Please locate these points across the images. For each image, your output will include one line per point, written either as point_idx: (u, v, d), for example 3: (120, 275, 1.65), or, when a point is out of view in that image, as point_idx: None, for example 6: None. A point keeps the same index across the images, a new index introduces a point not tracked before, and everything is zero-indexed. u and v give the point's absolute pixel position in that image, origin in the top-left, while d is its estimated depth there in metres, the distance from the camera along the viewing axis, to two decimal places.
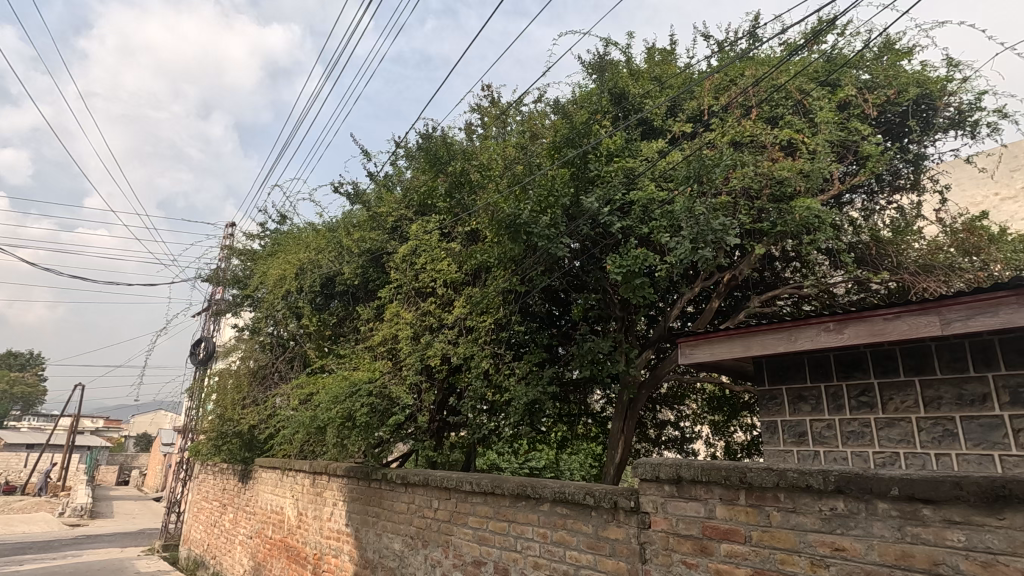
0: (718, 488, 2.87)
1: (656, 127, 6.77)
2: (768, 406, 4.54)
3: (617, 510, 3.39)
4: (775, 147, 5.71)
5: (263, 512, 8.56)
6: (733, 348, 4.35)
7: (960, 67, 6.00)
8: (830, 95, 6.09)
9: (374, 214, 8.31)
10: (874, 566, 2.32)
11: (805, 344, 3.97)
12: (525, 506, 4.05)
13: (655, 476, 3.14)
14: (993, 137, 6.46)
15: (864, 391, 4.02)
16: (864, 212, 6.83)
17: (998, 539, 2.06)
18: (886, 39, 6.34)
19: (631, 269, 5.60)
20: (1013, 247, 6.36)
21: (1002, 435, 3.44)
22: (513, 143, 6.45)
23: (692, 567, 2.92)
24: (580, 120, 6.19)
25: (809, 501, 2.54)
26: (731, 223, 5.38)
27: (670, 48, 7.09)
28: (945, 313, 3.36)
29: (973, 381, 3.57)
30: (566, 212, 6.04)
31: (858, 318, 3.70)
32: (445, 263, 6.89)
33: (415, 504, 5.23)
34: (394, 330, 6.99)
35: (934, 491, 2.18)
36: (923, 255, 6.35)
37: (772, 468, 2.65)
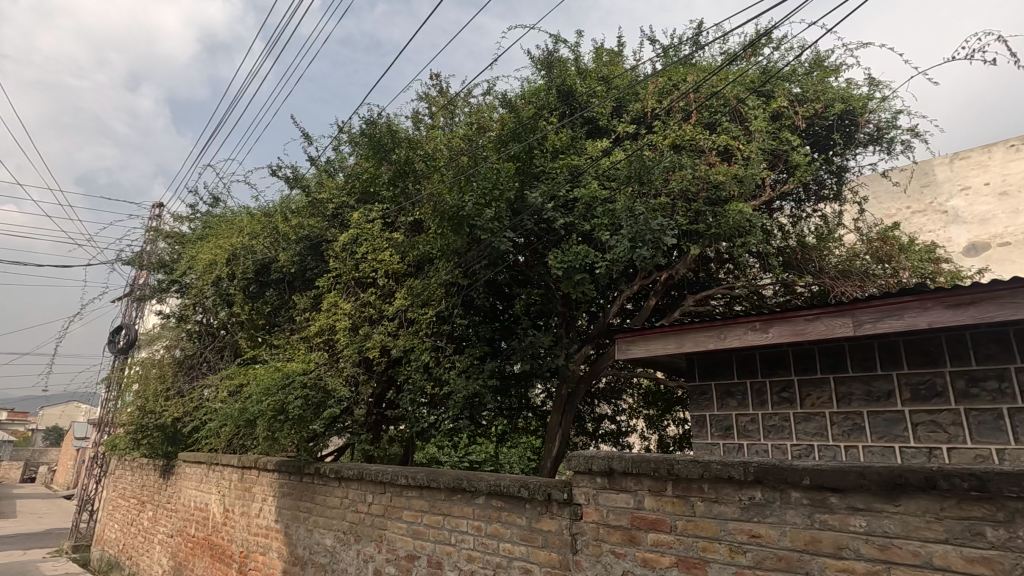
0: (647, 480, 2.97)
1: (601, 127, 6.90)
2: (698, 401, 4.73)
3: (550, 502, 3.44)
4: (712, 152, 5.93)
5: (185, 509, 8.14)
6: (667, 344, 4.51)
7: (880, 87, 6.42)
8: (764, 105, 6.39)
9: (314, 199, 8.03)
10: (786, 552, 2.46)
11: (734, 342, 4.16)
12: (460, 500, 4.04)
13: (589, 469, 3.20)
14: (906, 153, 6.97)
15: (785, 387, 4.26)
16: (792, 218, 7.19)
17: (894, 523, 2.23)
18: (816, 56, 6.70)
19: (572, 265, 5.72)
20: (920, 256, 6.90)
21: (904, 429, 3.72)
22: (460, 134, 6.38)
23: (620, 557, 3.01)
24: (527, 115, 6.19)
25: (731, 491, 2.66)
26: (669, 224, 5.55)
27: (617, 50, 7.21)
28: (858, 315, 3.59)
29: (881, 379, 3.84)
30: (510, 206, 6.06)
31: (782, 319, 3.91)
32: (386, 253, 6.77)
33: (349, 499, 5.11)
34: (331, 320, 6.80)
35: (840, 480, 2.34)
36: (842, 261, 6.80)
37: (697, 460, 2.76)
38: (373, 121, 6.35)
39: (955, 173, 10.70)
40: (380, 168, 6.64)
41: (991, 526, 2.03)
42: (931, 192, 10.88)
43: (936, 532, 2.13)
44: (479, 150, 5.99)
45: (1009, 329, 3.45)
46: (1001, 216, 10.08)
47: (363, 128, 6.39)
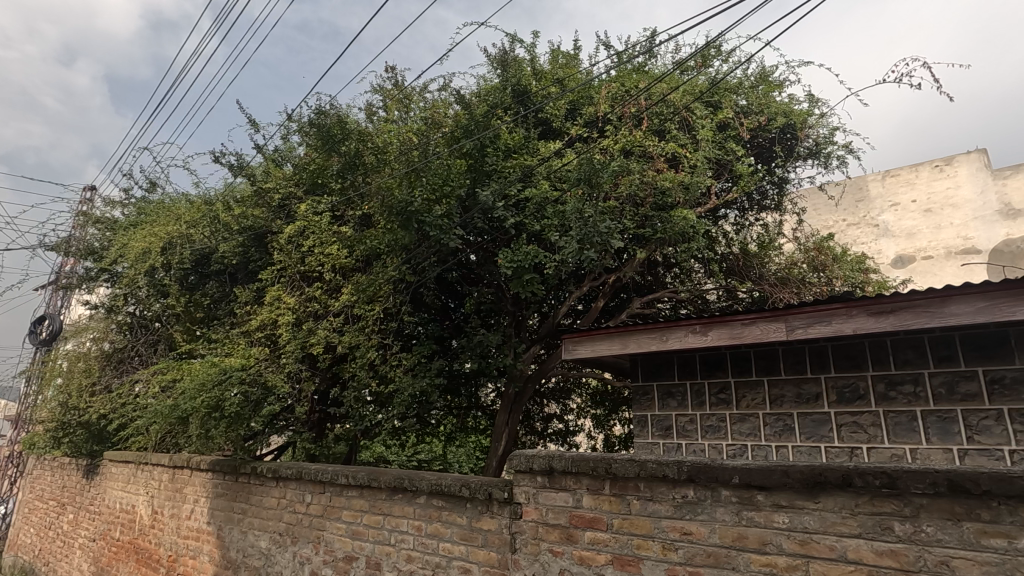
0: (586, 479, 3.01)
1: (554, 128, 6.97)
2: (641, 401, 4.83)
3: (491, 501, 3.42)
4: (661, 159, 6.09)
5: (110, 511, 7.67)
6: (612, 344, 4.59)
7: (818, 104, 6.74)
8: (711, 115, 6.60)
9: (259, 188, 7.74)
10: (715, 548, 2.54)
11: (675, 344, 4.27)
12: (401, 499, 3.98)
13: (529, 468, 3.22)
14: (841, 168, 7.34)
15: (723, 389, 4.41)
16: (736, 226, 7.38)
17: (813, 519, 2.33)
18: (761, 71, 6.98)
19: (522, 264, 5.74)
20: (851, 266, 7.29)
21: (829, 429, 3.92)
22: (413, 128, 6.29)
23: (558, 555, 3.03)
24: (481, 112, 6.16)
25: (665, 490, 2.73)
26: (617, 227, 5.65)
27: (573, 53, 7.30)
28: (791, 320, 3.77)
29: (810, 381, 4.04)
30: (460, 203, 6.01)
31: (720, 322, 4.05)
32: (334, 247, 6.60)
33: (286, 499, 4.95)
34: (274, 314, 6.57)
35: (766, 479, 2.43)
36: (781, 269, 7.13)
37: (634, 459, 2.82)
38: (322, 111, 6.16)
39: (886, 189, 11.35)
40: (329, 159, 6.46)
41: (899, 520, 2.16)
42: (864, 207, 11.51)
43: (851, 527, 2.25)
44: (431, 144, 5.93)
45: (924, 336, 3.68)
46: (926, 231, 10.79)
47: (312, 117, 6.21)
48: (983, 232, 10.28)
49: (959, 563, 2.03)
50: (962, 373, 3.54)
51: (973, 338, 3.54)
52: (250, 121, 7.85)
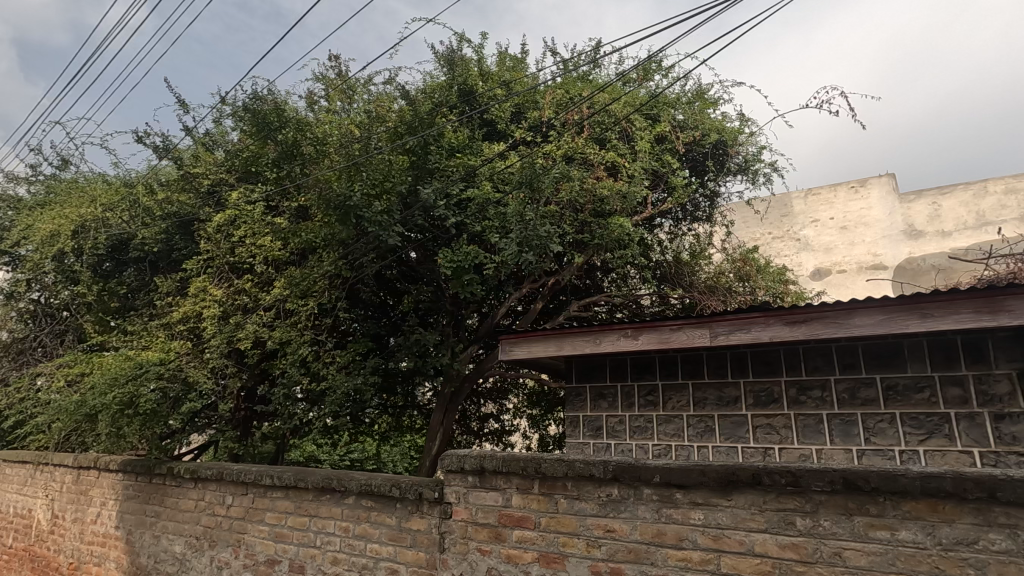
0: (515, 479, 3.06)
1: (499, 130, 7.03)
2: (574, 402, 4.95)
3: (421, 501, 3.40)
4: (600, 167, 6.27)
5: (2, 515, 7.03)
6: (547, 346, 4.69)
7: (748, 123, 7.15)
8: (650, 127, 6.87)
9: (187, 173, 7.33)
10: (635, 544, 2.65)
11: (607, 347, 4.41)
12: (328, 500, 3.88)
13: (460, 468, 3.24)
14: (767, 185, 7.81)
15: (651, 391, 4.60)
16: (670, 235, 7.63)
17: (726, 516, 2.48)
18: (698, 88, 7.32)
19: (461, 264, 5.74)
20: (773, 277, 7.74)
21: (745, 431, 4.16)
22: (355, 121, 6.17)
23: (486, 554, 3.06)
24: (425, 109, 6.12)
25: (591, 489, 2.81)
26: (556, 231, 5.78)
27: (520, 57, 7.37)
28: (715, 327, 3.98)
29: (730, 385, 4.28)
30: (401, 200, 5.93)
31: (650, 327, 4.21)
32: (267, 239, 6.34)
33: (204, 501, 4.71)
34: (198, 306, 6.24)
35: (685, 478, 2.56)
36: (710, 278, 7.49)
37: (563, 459, 2.89)
38: (259, 97, 5.90)
39: (808, 207, 12.15)
40: (264, 147, 6.20)
41: (800, 516, 2.33)
42: (788, 222, 12.28)
43: (758, 522, 2.40)
44: (372, 138, 5.83)
45: (832, 345, 3.98)
46: (841, 247, 11.65)
47: (247, 102, 5.96)
48: (889, 250, 11.21)
49: (849, 554, 2.22)
50: (863, 379, 3.85)
51: (873, 348, 3.86)
52: (179, 101, 7.40)
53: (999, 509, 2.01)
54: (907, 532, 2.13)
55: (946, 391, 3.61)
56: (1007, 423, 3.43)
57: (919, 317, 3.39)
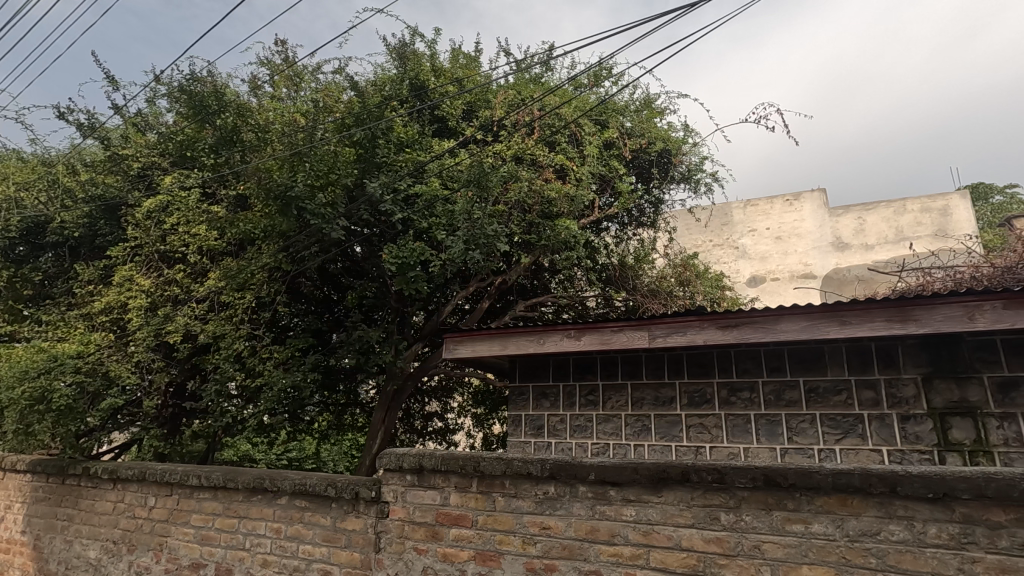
0: (454, 477, 3.05)
1: (450, 127, 7.00)
2: (517, 401, 5.00)
3: (357, 501, 3.34)
4: (549, 169, 6.36)
5: None
6: (492, 345, 4.71)
7: (692, 134, 7.42)
8: (599, 132, 7.04)
9: (114, 154, 6.89)
10: (570, 541, 2.70)
11: (550, 347, 4.47)
12: (259, 500, 3.74)
13: (399, 466, 3.20)
14: (708, 194, 8.14)
15: (591, 391, 4.70)
16: (616, 239, 7.78)
17: (656, 512, 2.57)
18: (646, 97, 7.54)
19: (406, 261, 5.68)
20: (711, 283, 8.07)
21: (679, 430, 4.33)
22: (301, 110, 6.00)
23: (422, 553, 3.05)
24: (374, 101, 6.02)
25: (529, 486, 2.85)
26: (503, 231, 5.86)
27: (474, 55, 7.35)
28: (654, 329, 4.11)
29: (666, 386, 4.43)
30: (346, 193, 5.80)
31: (592, 328, 4.31)
32: (202, 227, 6.00)
33: (124, 503, 4.44)
34: (123, 296, 5.87)
35: (619, 475, 2.64)
36: (653, 281, 7.72)
37: (501, 457, 2.91)
38: (197, 78, 5.67)
39: (747, 217, 12.73)
40: (202, 131, 5.92)
41: (724, 511, 2.44)
42: (728, 230, 12.82)
43: (686, 518, 2.50)
44: (317, 128, 5.67)
45: (760, 349, 4.19)
46: (775, 257, 12.27)
47: (184, 83, 5.68)
48: (818, 261, 11.91)
49: (767, 547, 2.34)
50: (787, 382, 4.08)
51: (797, 352, 4.09)
52: (108, 77, 6.93)
53: (899, 502, 2.18)
54: (819, 525, 2.28)
55: (861, 394, 3.87)
56: (911, 424, 3.72)
57: (838, 324, 3.61)
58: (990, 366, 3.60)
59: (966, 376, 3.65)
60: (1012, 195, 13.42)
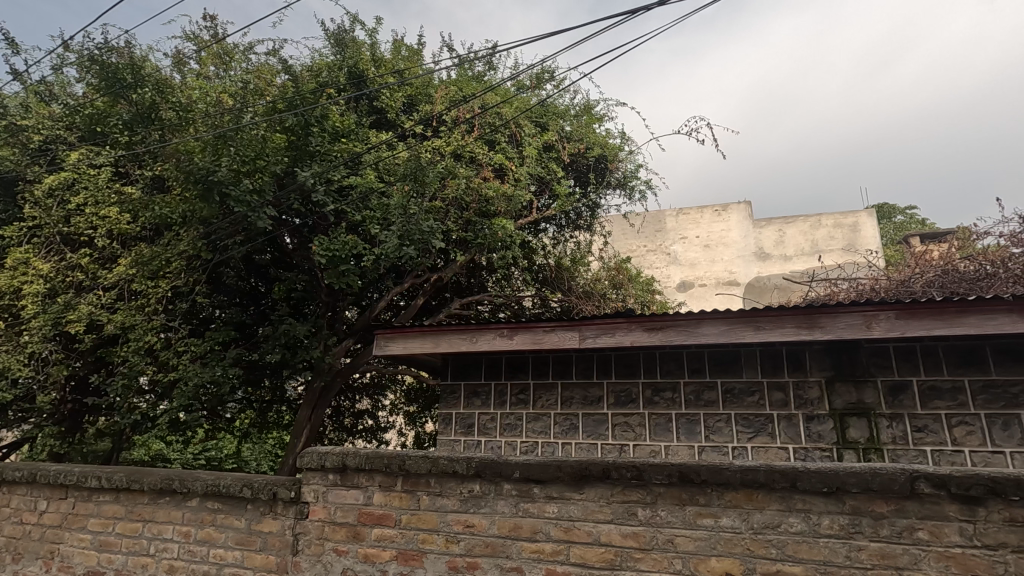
0: (378, 476, 2.99)
1: (389, 119, 6.86)
2: (448, 399, 4.97)
3: (275, 502, 3.19)
4: (488, 168, 6.39)
5: None
6: (424, 343, 4.65)
7: (629, 141, 7.65)
8: (539, 134, 7.14)
9: (12, 124, 6.27)
10: (493, 538, 2.72)
11: (483, 346, 4.47)
12: (167, 503, 3.51)
13: (321, 465, 3.09)
14: (642, 201, 8.41)
15: (522, 390, 4.74)
16: (553, 240, 7.90)
17: (578, 508, 2.62)
18: (586, 103, 7.71)
19: (338, 254, 5.52)
20: (642, 286, 8.33)
21: (605, 428, 4.45)
22: (229, 90, 5.73)
23: (342, 554, 2.97)
24: (309, 87, 5.81)
25: (454, 485, 2.84)
26: (439, 228, 5.83)
27: (416, 47, 7.24)
28: (584, 330, 4.20)
29: (595, 386, 4.55)
30: (276, 180, 5.57)
31: (525, 328, 4.35)
32: (113, 210, 5.59)
33: (10, 508, 4.05)
34: (16, 281, 5.33)
35: (543, 473, 2.68)
36: (588, 282, 7.88)
37: (427, 456, 2.88)
38: (111, 48, 5.28)
39: (678, 224, 13.25)
40: (115, 106, 5.51)
41: (642, 507, 2.53)
42: (661, 236, 13.29)
43: (606, 514, 2.58)
44: (245, 110, 5.40)
45: (683, 352, 4.38)
46: (703, 263, 12.86)
47: (96, 53, 5.27)
48: (742, 269, 12.59)
49: (680, 540, 2.45)
50: (707, 383, 4.29)
51: (717, 355, 4.30)
52: (7, 39, 6.30)
53: (798, 496, 2.34)
54: (727, 519, 2.41)
55: (772, 395, 4.13)
56: (815, 423, 4.00)
57: (753, 329, 3.84)
58: (884, 371, 3.94)
59: (863, 379, 3.97)
60: (911, 215, 14.74)
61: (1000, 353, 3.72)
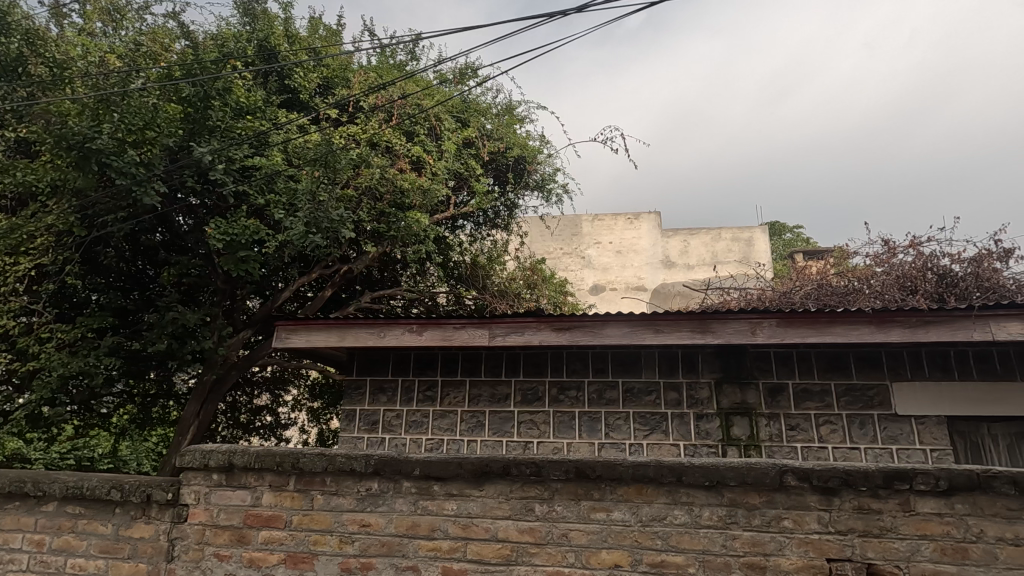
0: (269, 475, 2.82)
1: (302, 101, 6.54)
2: (351, 395, 4.80)
3: (148, 505, 2.91)
4: (404, 159, 6.27)
5: None
6: (329, 336, 4.45)
7: (548, 145, 7.79)
8: (459, 130, 7.11)
9: None
10: (389, 537, 2.65)
11: (391, 341, 4.36)
12: (16, 508, 3.10)
13: (203, 465, 2.86)
14: (558, 205, 8.60)
15: (430, 386, 4.68)
16: (470, 237, 7.88)
17: (477, 505, 2.63)
18: (508, 103, 7.77)
19: (237, 238, 5.17)
20: (556, 288, 8.51)
21: (511, 426, 4.50)
22: (118, 52, 5.23)
23: (224, 560, 2.77)
24: (211, 56, 5.40)
25: (351, 483, 2.74)
26: (350, 217, 5.64)
27: (335, 28, 6.96)
28: (494, 328, 4.22)
29: (503, 383, 4.58)
30: (167, 154, 5.11)
31: (434, 324, 4.30)
32: None
33: None
34: None
35: (444, 471, 2.65)
36: (502, 281, 7.94)
37: (323, 454, 2.75)
38: None
39: (593, 230, 13.69)
40: None
41: (539, 502, 2.58)
42: (576, 240, 13.65)
43: (504, 510, 2.59)
44: (133, 74, 5.01)
45: (588, 352, 4.52)
46: (615, 269, 13.38)
47: None
48: (650, 276, 13.24)
49: (574, 534, 2.52)
50: (609, 382, 4.46)
51: (620, 356, 4.48)
52: None
53: (683, 489, 2.48)
54: (618, 513, 2.51)
55: (667, 395, 4.37)
56: (704, 421, 4.28)
57: (653, 331, 4.04)
58: (765, 373, 4.29)
59: (747, 381, 4.30)
60: (797, 233, 16.22)
61: (861, 360, 4.19)
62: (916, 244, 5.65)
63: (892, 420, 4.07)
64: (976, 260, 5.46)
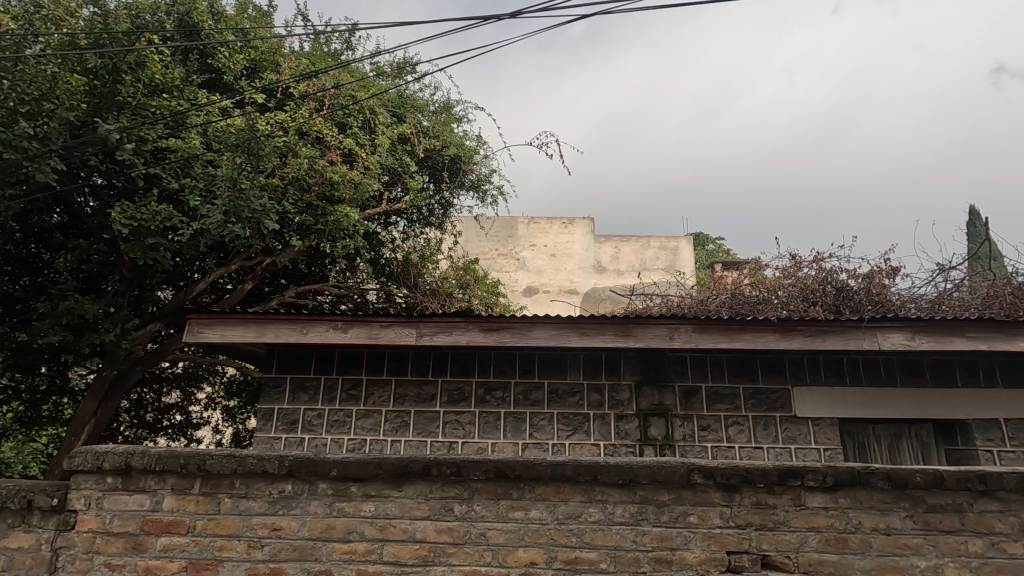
0: (171, 478, 2.65)
1: (226, 83, 6.22)
2: (269, 394, 4.59)
3: (29, 512, 2.65)
4: (335, 151, 6.08)
5: None
6: (246, 331, 4.25)
7: (484, 146, 7.81)
8: (394, 124, 7.00)
9: None
10: (302, 541, 2.56)
11: (314, 338, 4.22)
12: None
13: (96, 467, 2.64)
14: (493, 207, 8.65)
15: (354, 385, 4.56)
16: (403, 235, 7.76)
17: (395, 506, 2.59)
18: (446, 101, 7.73)
19: (145, 224, 4.82)
20: (489, 288, 8.53)
21: (436, 426, 4.47)
22: (13, 12, 4.77)
23: (115, 569, 2.57)
24: (123, 26, 5.03)
25: (262, 485, 2.63)
26: (273, 207, 5.39)
27: (266, 9, 6.67)
28: (421, 327, 4.18)
29: (429, 383, 4.54)
30: (68, 129, 4.70)
31: (360, 321, 4.20)
32: None
33: None
34: None
35: (362, 471, 2.59)
36: (435, 280, 7.87)
37: (233, 455, 2.62)
38: None
39: (529, 232, 13.85)
40: None
41: (459, 502, 2.58)
42: (511, 241, 13.75)
43: (422, 510, 2.58)
44: (29, 39, 4.59)
45: (516, 353, 4.58)
46: (548, 271, 13.60)
47: None
48: (582, 280, 13.56)
49: (492, 533, 2.54)
50: (535, 383, 4.53)
51: (547, 358, 4.57)
52: None
53: (598, 488, 2.56)
54: (536, 511, 2.55)
55: (589, 396, 4.50)
56: (623, 422, 4.44)
57: (578, 334, 4.14)
58: (681, 377, 4.51)
59: (664, 384, 4.50)
60: (719, 245, 17.18)
61: (767, 366, 4.50)
62: (818, 259, 6.13)
63: (792, 422, 4.39)
64: (869, 276, 6.01)
